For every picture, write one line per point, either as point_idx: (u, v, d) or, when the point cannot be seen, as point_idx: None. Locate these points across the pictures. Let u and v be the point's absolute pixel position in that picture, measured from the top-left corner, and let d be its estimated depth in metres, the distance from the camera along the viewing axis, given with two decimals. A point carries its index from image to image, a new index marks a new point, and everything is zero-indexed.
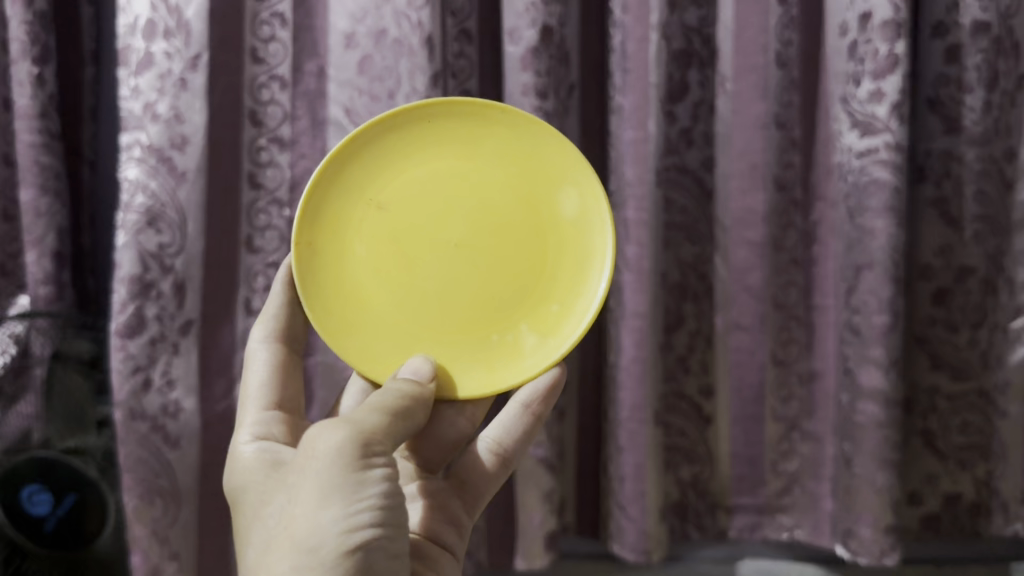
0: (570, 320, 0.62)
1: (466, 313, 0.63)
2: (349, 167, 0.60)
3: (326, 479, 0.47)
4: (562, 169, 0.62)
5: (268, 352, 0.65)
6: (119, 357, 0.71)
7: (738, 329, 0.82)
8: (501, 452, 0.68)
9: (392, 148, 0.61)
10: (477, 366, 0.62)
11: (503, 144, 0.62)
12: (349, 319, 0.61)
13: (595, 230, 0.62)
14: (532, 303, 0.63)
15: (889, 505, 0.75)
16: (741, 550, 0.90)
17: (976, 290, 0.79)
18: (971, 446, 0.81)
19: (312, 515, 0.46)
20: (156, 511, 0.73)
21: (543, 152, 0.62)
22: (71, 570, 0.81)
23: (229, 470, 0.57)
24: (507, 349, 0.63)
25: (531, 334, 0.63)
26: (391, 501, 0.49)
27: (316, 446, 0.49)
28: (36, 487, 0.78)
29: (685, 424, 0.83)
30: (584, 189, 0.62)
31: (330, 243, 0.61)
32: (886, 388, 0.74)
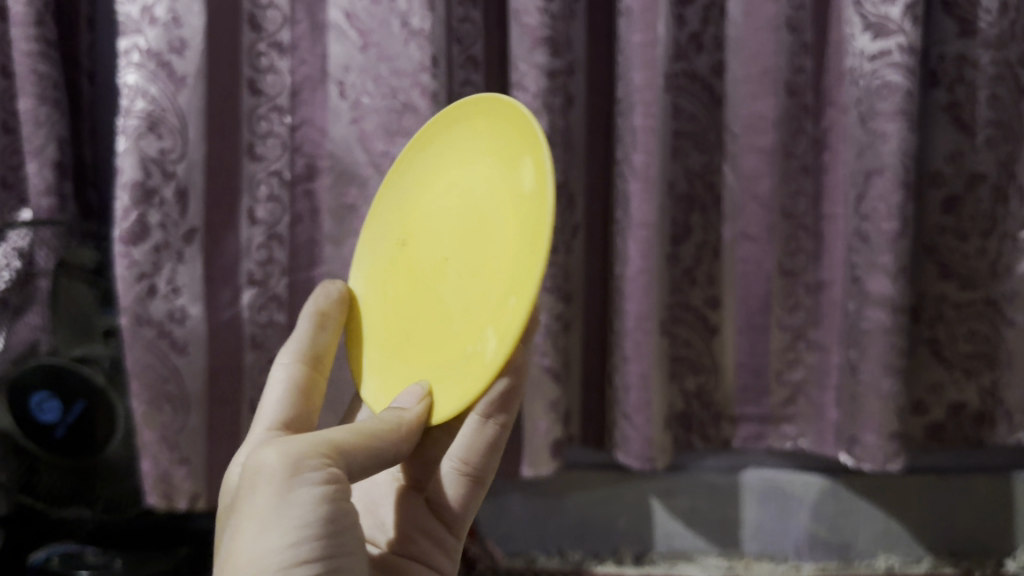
0: (516, 312, 0.45)
1: (453, 327, 0.52)
2: (393, 197, 0.64)
3: (261, 505, 0.42)
4: (518, 135, 0.50)
5: (287, 373, 0.63)
6: (124, 264, 0.71)
7: (745, 239, 0.81)
8: (471, 469, 0.61)
9: (415, 181, 0.61)
10: (453, 386, 0.50)
11: (488, 136, 0.54)
12: (373, 347, 0.60)
13: (540, 194, 0.46)
14: (495, 300, 0.49)
15: (894, 412, 0.75)
16: (744, 459, 0.91)
17: (986, 198, 0.78)
18: (978, 355, 0.81)
19: (245, 547, 0.41)
20: (165, 416, 0.74)
21: (512, 127, 0.51)
22: (83, 477, 0.81)
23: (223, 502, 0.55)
24: (474, 361, 0.49)
25: (492, 338, 0.48)
26: (330, 520, 0.44)
27: (257, 468, 0.44)
28: (44, 393, 0.77)
29: (691, 335, 0.82)
30: (532, 147, 0.48)
31: (371, 271, 0.64)
32: (894, 295, 0.74)
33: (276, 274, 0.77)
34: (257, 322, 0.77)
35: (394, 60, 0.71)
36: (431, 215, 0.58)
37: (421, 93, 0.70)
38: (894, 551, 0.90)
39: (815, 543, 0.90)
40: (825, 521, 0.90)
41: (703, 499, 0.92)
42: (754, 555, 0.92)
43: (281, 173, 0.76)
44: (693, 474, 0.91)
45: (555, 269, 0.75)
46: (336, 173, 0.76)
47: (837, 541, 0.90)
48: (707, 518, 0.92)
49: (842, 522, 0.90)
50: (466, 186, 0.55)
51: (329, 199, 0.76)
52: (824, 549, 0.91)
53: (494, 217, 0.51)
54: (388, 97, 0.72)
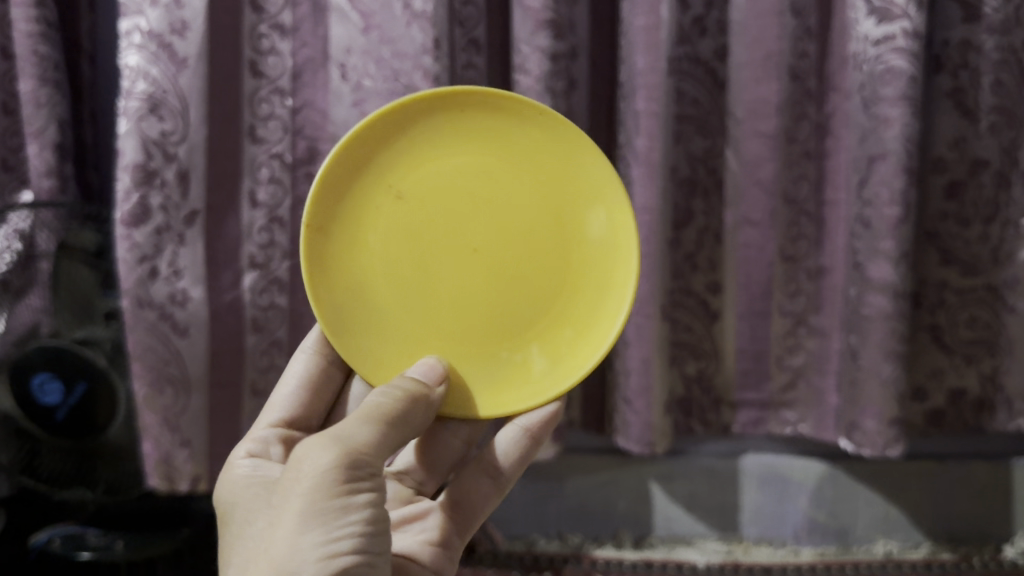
0: (583, 344, 0.59)
1: (492, 323, 0.60)
2: (382, 145, 0.57)
3: (306, 502, 0.45)
4: (589, 181, 0.59)
5: (307, 363, 0.65)
6: (125, 247, 0.71)
7: (746, 225, 0.80)
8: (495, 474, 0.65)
9: (421, 138, 0.58)
10: (485, 385, 0.59)
11: (532, 146, 0.58)
12: (358, 316, 0.58)
13: (620, 250, 0.59)
14: (549, 322, 0.60)
15: (894, 398, 0.75)
16: (743, 444, 0.92)
17: (989, 184, 0.78)
18: (978, 341, 0.81)
19: (291, 542, 0.45)
20: (166, 399, 0.74)
21: (573, 169, 0.59)
22: (84, 459, 0.81)
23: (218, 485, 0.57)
24: (517, 372, 0.60)
25: (541, 358, 0.60)
26: (373, 526, 0.48)
27: (303, 466, 0.47)
28: (45, 375, 0.77)
29: (691, 320, 0.83)
30: (612, 206, 0.59)
31: (350, 222, 0.58)
32: (896, 281, 0.73)
33: (278, 257, 0.77)
34: (259, 305, 0.77)
35: (397, 42, 0.71)
36: None
37: (423, 76, 0.69)
38: (892, 536, 0.90)
39: (814, 529, 0.91)
40: (823, 506, 0.91)
41: (702, 484, 0.92)
42: (753, 539, 0.92)
43: (282, 156, 0.76)
44: (693, 458, 0.92)
45: None
46: None
47: (836, 527, 0.91)
48: (706, 502, 0.92)
49: (840, 508, 0.90)
50: (505, 189, 0.59)
51: None
52: (823, 534, 0.91)
53: (541, 237, 0.59)
54: (391, 80, 0.71)
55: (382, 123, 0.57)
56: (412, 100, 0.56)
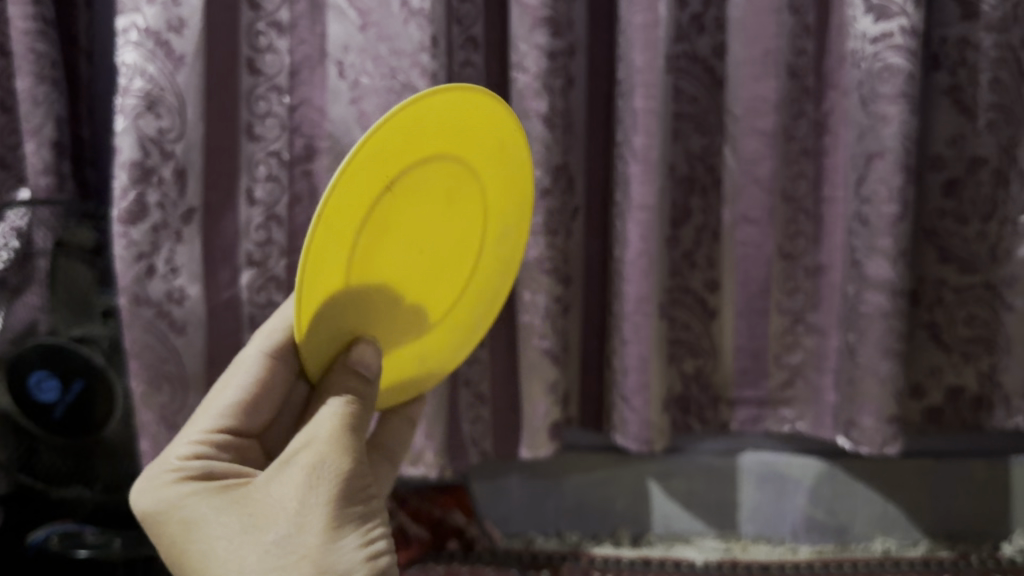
0: (455, 342, 0.63)
1: (410, 315, 0.56)
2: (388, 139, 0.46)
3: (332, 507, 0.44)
4: (507, 183, 0.59)
5: (258, 364, 0.55)
6: (123, 244, 0.71)
7: (745, 223, 0.81)
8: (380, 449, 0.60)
9: (432, 130, 0.49)
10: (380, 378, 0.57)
11: (492, 163, 0.56)
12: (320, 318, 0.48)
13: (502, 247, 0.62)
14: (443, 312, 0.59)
15: (891, 395, 0.75)
16: (742, 442, 0.91)
17: (987, 182, 0.78)
18: (977, 338, 0.81)
19: (329, 544, 0.43)
20: (163, 396, 0.74)
21: (505, 187, 0.59)
22: (81, 457, 0.80)
23: (150, 499, 0.50)
24: (401, 362, 0.59)
25: (425, 352, 0.60)
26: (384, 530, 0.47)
27: (320, 466, 0.45)
28: (42, 372, 0.77)
29: (690, 318, 0.83)
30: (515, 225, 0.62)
31: (334, 228, 0.45)
32: (893, 279, 0.73)
33: (275, 255, 0.77)
34: (257, 302, 0.77)
35: (394, 40, 0.70)
36: (418, 196, 0.51)
37: (421, 73, 0.69)
38: (890, 534, 0.90)
39: (813, 526, 0.91)
40: (822, 503, 0.90)
41: (701, 482, 0.92)
42: (751, 537, 0.92)
43: (280, 154, 0.75)
44: (691, 456, 0.92)
45: (555, 251, 0.75)
46: (335, 153, 0.75)
47: (834, 524, 0.91)
48: (703, 500, 0.92)
49: (839, 506, 0.90)
50: (456, 186, 0.54)
51: (327, 179, 0.76)
52: (821, 532, 0.91)
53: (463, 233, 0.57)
54: (388, 77, 0.71)
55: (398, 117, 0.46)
56: (429, 98, 0.47)
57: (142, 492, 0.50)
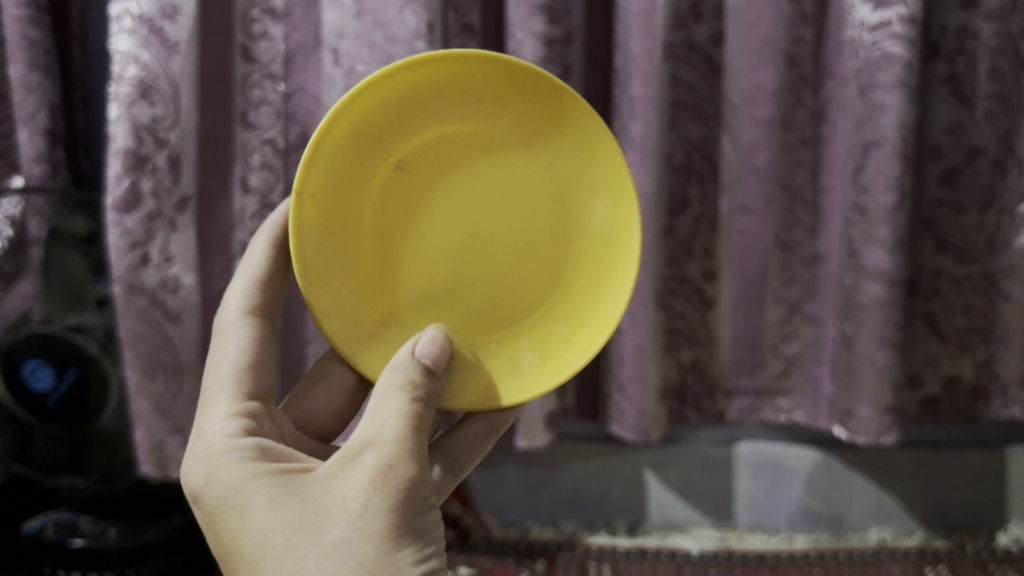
0: (573, 341, 0.56)
1: (475, 307, 0.57)
2: (398, 98, 0.53)
3: (400, 517, 0.42)
4: (599, 172, 0.56)
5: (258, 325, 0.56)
6: (116, 233, 0.70)
7: (743, 213, 0.80)
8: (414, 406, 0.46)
9: (413, 94, 0.53)
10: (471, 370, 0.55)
11: (434, 92, 0.53)
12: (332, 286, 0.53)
13: (621, 248, 0.56)
14: (540, 315, 0.57)
15: (888, 384, 0.75)
16: (738, 431, 0.91)
17: (985, 172, 0.78)
18: (973, 329, 0.81)
19: (385, 553, 0.41)
20: (158, 385, 0.73)
21: (576, 144, 0.56)
22: (77, 449, 0.80)
23: (204, 475, 0.47)
24: (502, 358, 0.56)
25: (531, 351, 0.56)
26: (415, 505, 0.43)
27: (388, 472, 0.42)
28: (36, 362, 0.75)
29: (686, 308, 0.83)
30: (617, 195, 0.56)
31: (341, 204, 0.53)
32: (891, 268, 0.73)
33: None
34: None
35: (389, 27, 0.69)
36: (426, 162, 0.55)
37: None
38: (886, 523, 0.90)
39: (808, 516, 0.90)
40: (817, 493, 0.90)
41: (698, 472, 0.91)
42: (747, 526, 0.92)
43: (274, 141, 0.74)
44: (687, 446, 0.91)
45: None
46: None
47: (830, 514, 0.90)
48: (699, 490, 0.92)
49: (836, 496, 0.90)
50: (500, 166, 0.56)
51: None
52: (816, 522, 0.91)
53: (540, 232, 0.56)
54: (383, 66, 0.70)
55: (406, 75, 0.52)
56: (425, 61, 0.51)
57: (196, 475, 0.48)
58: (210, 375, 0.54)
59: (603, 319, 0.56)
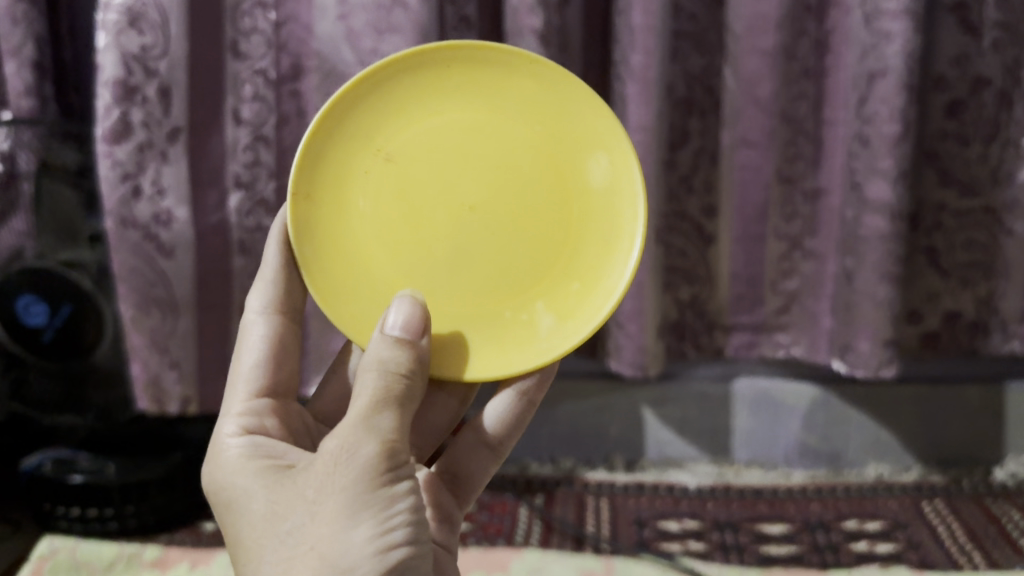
0: (591, 300, 0.55)
1: (489, 283, 0.55)
2: (374, 99, 0.53)
3: (352, 496, 0.43)
4: (590, 132, 0.55)
5: (266, 325, 0.56)
6: (107, 164, 0.69)
7: (744, 145, 0.78)
8: (391, 384, 0.46)
9: (396, 93, 0.54)
10: (487, 345, 0.55)
11: (414, 86, 0.54)
12: (345, 280, 0.54)
13: (624, 204, 0.55)
14: (552, 281, 0.56)
15: (889, 318, 0.75)
16: (737, 368, 0.90)
17: (990, 104, 0.76)
18: (975, 264, 0.81)
19: (336, 535, 0.42)
20: (153, 320, 0.73)
21: (570, 112, 0.55)
22: (74, 386, 0.80)
23: (210, 466, 0.50)
24: (520, 328, 0.56)
25: (549, 314, 0.56)
26: (376, 483, 0.44)
27: (342, 454, 0.44)
28: (30, 297, 0.75)
29: (685, 244, 0.82)
30: (616, 154, 0.55)
31: (335, 203, 0.54)
32: (893, 200, 0.73)
33: (264, 176, 0.74)
34: (245, 227, 0.75)
35: None
36: (424, 153, 0.54)
37: None
38: (884, 459, 0.90)
39: (805, 452, 0.91)
40: (815, 429, 0.90)
41: (696, 408, 0.91)
42: (744, 462, 0.92)
43: (266, 72, 0.72)
44: (685, 382, 0.91)
45: None
46: (324, 74, 0.71)
47: (828, 450, 0.90)
48: (697, 426, 0.92)
49: (834, 432, 0.90)
50: (495, 143, 0.55)
51: (316, 100, 0.72)
52: (814, 457, 0.91)
53: (544, 203, 0.55)
54: None
55: (376, 78, 0.53)
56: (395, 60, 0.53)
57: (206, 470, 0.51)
58: (236, 367, 0.57)
59: (618, 279, 0.55)
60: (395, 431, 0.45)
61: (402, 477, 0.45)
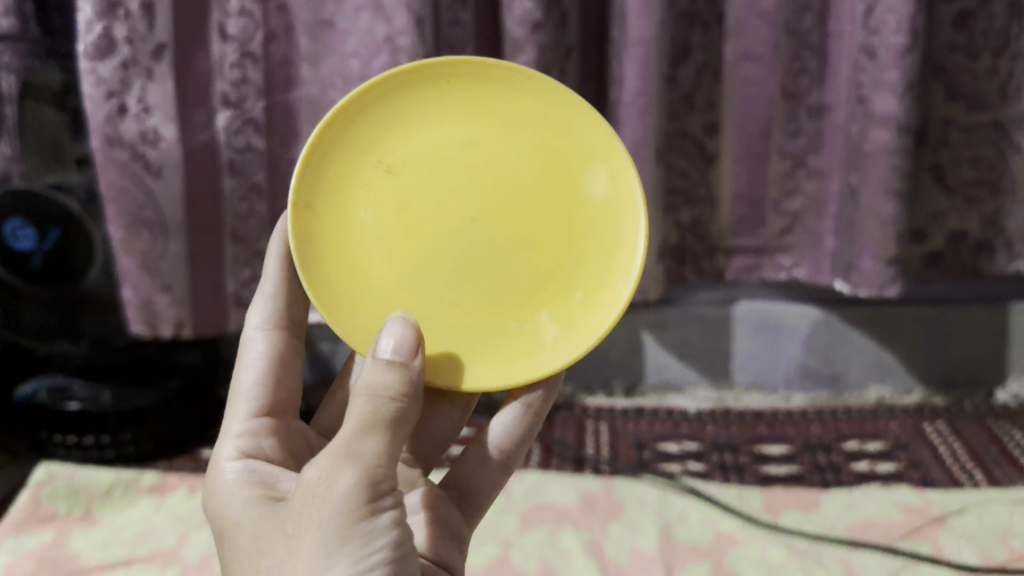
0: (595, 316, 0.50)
1: (491, 297, 0.50)
2: (373, 111, 0.48)
3: (330, 533, 0.39)
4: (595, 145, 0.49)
5: (266, 342, 0.52)
6: (91, 82, 0.67)
7: (748, 60, 0.76)
8: (380, 413, 0.41)
9: (398, 105, 0.48)
10: (488, 363, 0.50)
11: (414, 98, 0.48)
12: (342, 296, 0.49)
13: (629, 219, 0.50)
14: (554, 293, 0.50)
15: (894, 236, 0.74)
16: (738, 292, 0.89)
17: (1001, 14, 0.73)
18: (981, 181, 0.79)
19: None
20: (144, 243, 0.71)
21: (573, 124, 0.49)
22: (69, 311, 0.79)
23: (206, 490, 0.47)
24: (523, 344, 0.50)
25: (552, 328, 0.50)
26: (354, 520, 0.40)
27: (318, 488, 0.40)
28: (18, 222, 0.73)
29: (687, 166, 0.81)
30: (617, 167, 0.49)
31: (332, 217, 0.48)
32: (900, 114, 0.70)
33: (252, 95, 0.73)
34: (234, 147, 0.73)
35: None
36: (425, 165, 0.49)
37: None
38: (886, 381, 0.90)
39: (806, 374, 0.90)
40: (817, 351, 0.89)
41: (697, 332, 0.90)
42: (744, 385, 0.91)
43: None
44: (685, 306, 0.89)
45: None
46: None
47: (829, 373, 0.90)
48: (697, 350, 0.91)
49: (835, 354, 0.89)
50: (497, 155, 0.49)
51: (304, 16, 0.71)
52: (815, 380, 0.90)
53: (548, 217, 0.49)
54: None
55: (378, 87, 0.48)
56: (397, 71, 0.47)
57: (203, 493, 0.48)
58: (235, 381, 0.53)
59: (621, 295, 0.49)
60: (380, 462, 0.41)
61: (388, 509, 0.41)
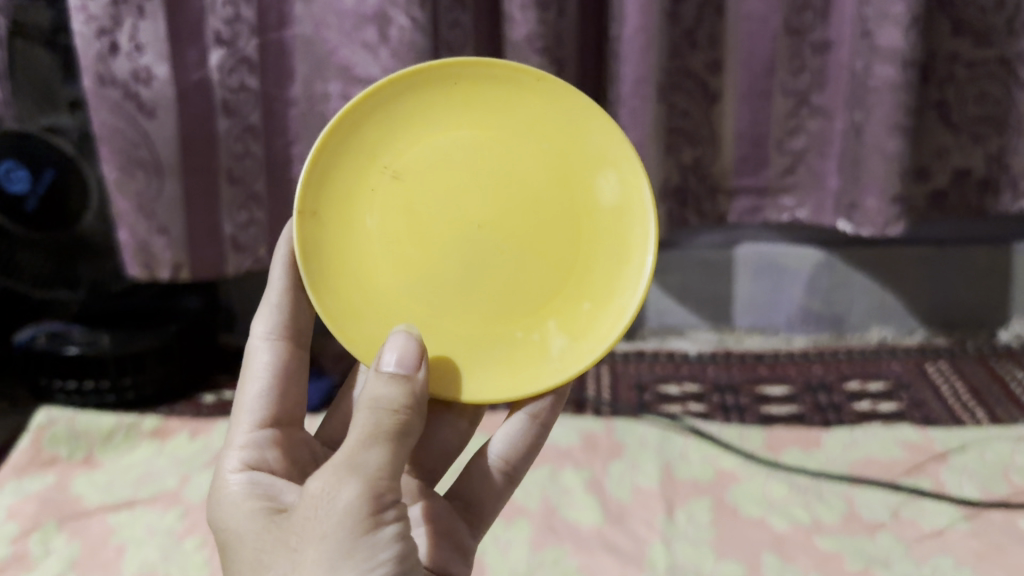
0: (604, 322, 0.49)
1: (498, 304, 0.49)
2: (380, 116, 0.47)
3: (333, 544, 0.38)
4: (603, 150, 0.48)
5: (271, 353, 0.51)
6: (82, 19, 0.66)
7: None
8: (385, 427, 0.40)
9: (405, 110, 0.47)
10: (496, 371, 0.49)
11: (420, 102, 0.47)
12: (348, 300, 0.48)
13: (637, 223, 0.49)
14: (563, 299, 0.49)
15: (897, 172, 0.73)
16: (738, 235, 0.88)
17: None
18: (986, 118, 0.78)
19: None
20: (139, 185, 0.71)
21: (581, 128, 0.48)
22: (66, 255, 0.79)
23: (208, 506, 0.46)
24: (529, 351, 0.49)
25: (560, 336, 0.49)
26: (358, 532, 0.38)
27: (322, 500, 0.39)
28: (11, 163, 0.72)
29: (688, 104, 0.78)
30: (625, 171, 0.48)
31: (337, 220, 0.47)
32: (904, 48, 0.69)
33: (245, 33, 0.71)
34: (228, 86, 0.72)
35: None
36: (431, 171, 0.48)
37: None
38: (887, 323, 0.90)
39: (807, 317, 0.90)
40: (818, 294, 0.89)
41: (698, 276, 0.89)
42: (746, 329, 0.91)
43: None
44: (687, 250, 0.88)
45: (547, 28, 0.69)
46: None
47: (830, 315, 0.89)
48: (698, 294, 0.90)
49: (837, 296, 0.89)
50: (505, 160, 0.48)
51: None
52: (816, 323, 0.90)
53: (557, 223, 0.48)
54: None
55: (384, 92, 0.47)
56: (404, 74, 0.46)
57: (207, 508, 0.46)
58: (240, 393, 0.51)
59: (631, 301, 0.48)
60: (382, 477, 0.40)
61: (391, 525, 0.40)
